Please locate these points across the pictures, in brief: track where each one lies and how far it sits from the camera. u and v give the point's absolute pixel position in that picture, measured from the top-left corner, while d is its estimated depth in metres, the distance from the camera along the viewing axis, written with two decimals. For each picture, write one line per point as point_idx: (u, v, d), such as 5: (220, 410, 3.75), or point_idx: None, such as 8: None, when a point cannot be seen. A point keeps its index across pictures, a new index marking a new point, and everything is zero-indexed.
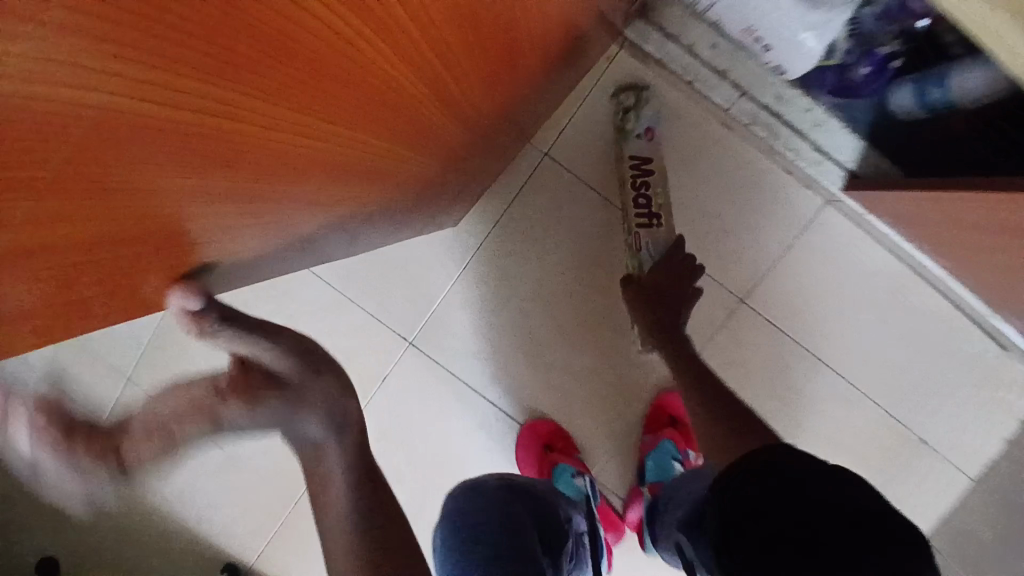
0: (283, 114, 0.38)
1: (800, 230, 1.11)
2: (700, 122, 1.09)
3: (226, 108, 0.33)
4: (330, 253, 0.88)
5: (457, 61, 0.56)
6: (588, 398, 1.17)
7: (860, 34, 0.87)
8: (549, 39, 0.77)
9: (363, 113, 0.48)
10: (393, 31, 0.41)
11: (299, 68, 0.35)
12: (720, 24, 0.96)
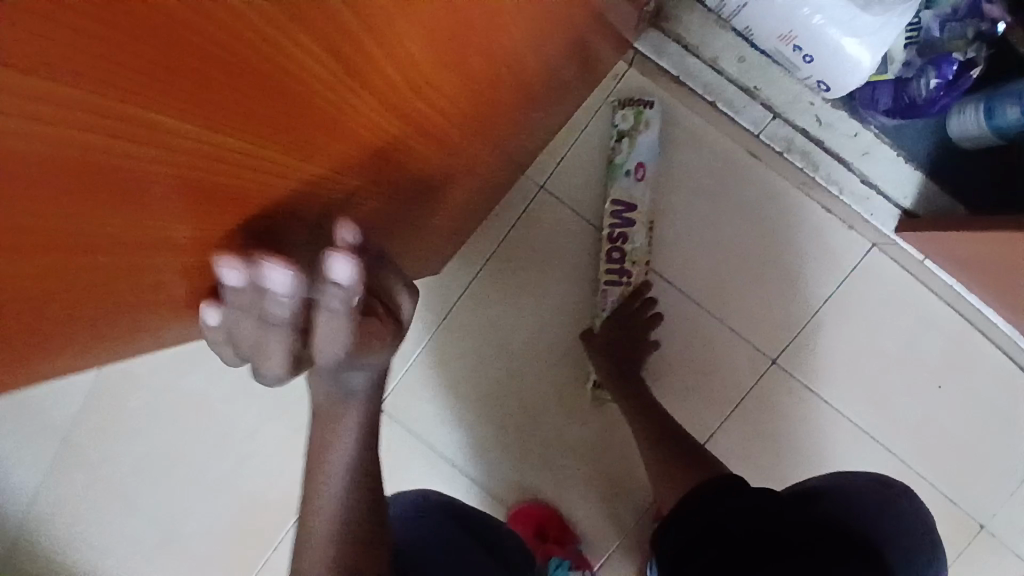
0: (274, 154, 0.34)
1: (841, 278, 0.92)
2: (723, 150, 0.91)
3: (216, 143, 0.29)
4: None
5: (427, 74, 0.42)
6: (588, 475, 0.97)
7: (923, 39, 0.76)
8: (557, 49, 0.62)
9: (321, 139, 0.36)
10: (386, 57, 0.36)
11: (289, 95, 0.31)
12: (750, 33, 0.81)
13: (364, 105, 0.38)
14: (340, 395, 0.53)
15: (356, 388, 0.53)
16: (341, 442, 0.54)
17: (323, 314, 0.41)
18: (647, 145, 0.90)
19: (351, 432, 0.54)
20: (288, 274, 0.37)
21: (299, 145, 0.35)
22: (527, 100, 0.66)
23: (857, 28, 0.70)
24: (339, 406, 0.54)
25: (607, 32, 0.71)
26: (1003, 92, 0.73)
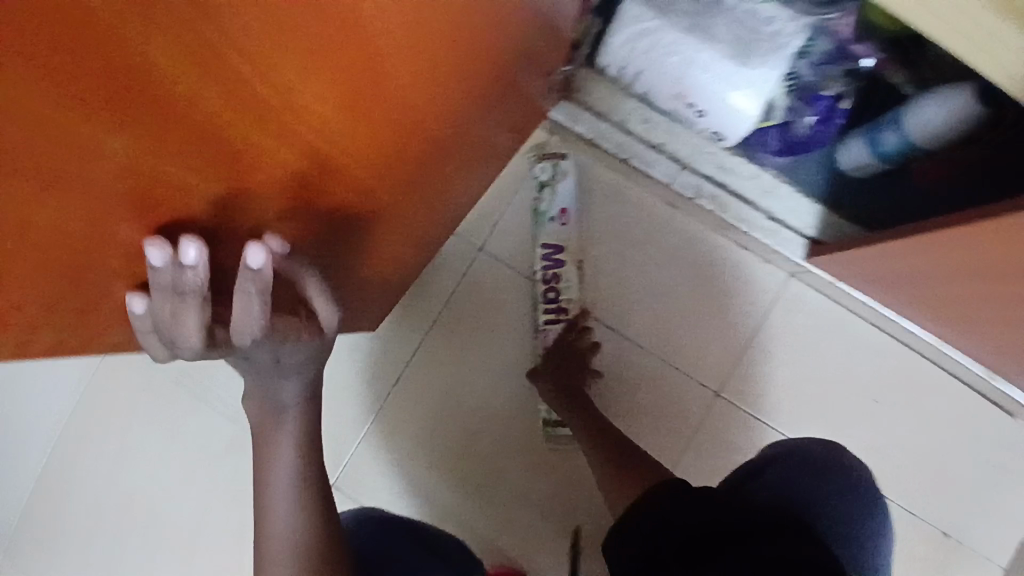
0: (164, 147, 0.38)
1: (768, 309, 0.98)
2: (643, 203, 0.97)
3: (97, 120, 0.34)
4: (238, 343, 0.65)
5: (330, 126, 0.47)
6: (553, 528, 0.97)
7: (800, 84, 0.81)
8: (473, 109, 0.67)
9: (214, 148, 0.41)
10: (286, 91, 0.41)
11: (173, 97, 0.36)
12: (649, 95, 0.87)
13: (268, 144, 0.44)
14: (274, 410, 0.59)
15: (287, 403, 0.59)
16: (279, 462, 0.58)
17: (238, 296, 0.49)
18: (566, 192, 0.95)
19: (288, 452, 0.58)
20: (195, 250, 0.44)
21: (207, 167, 0.42)
22: (446, 161, 0.71)
23: (736, 83, 0.78)
24: (273, 422, 0.59)
25: (515, 105, 0.79)
26: (880, 123, 0.80)
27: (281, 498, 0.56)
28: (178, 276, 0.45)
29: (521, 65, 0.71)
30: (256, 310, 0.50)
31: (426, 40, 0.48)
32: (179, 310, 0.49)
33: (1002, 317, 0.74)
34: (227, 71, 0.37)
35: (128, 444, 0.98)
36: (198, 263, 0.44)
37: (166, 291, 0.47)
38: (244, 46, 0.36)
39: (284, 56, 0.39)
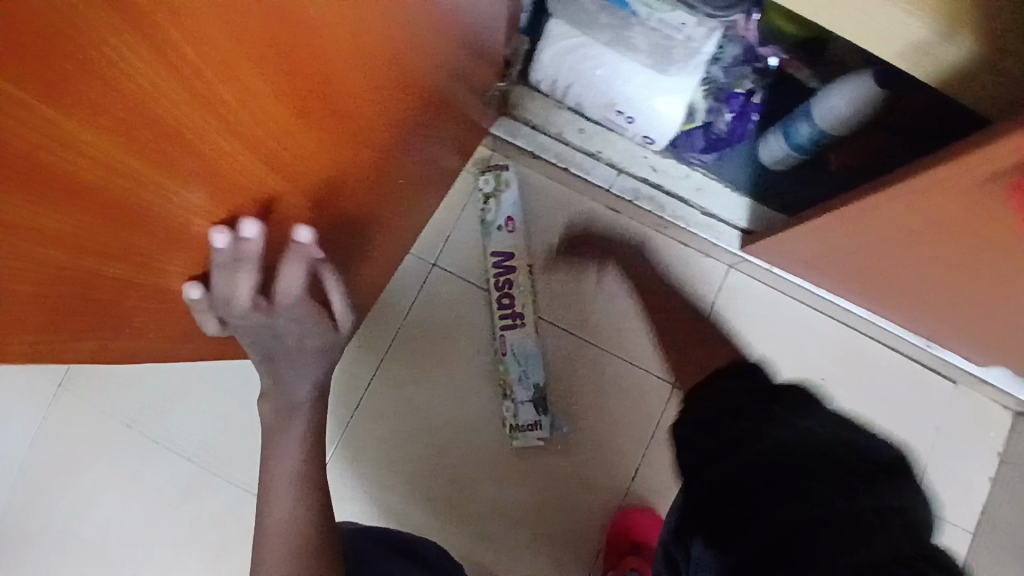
0: (138, 172, 0.35)
1: (714, 299, 1.04)
2: (587, 210, 1.03)
3: (67, 147, 0.30)
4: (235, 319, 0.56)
5: (290, 134, 0.46)
6: (531, 536, 0.98)
7: (715, 86, 0.88)
8: (419, 120, 0.69)
9: (185, 166, 0.38)
10: (249, 93, 0.39)
11: (146, 113, 0.33)
12: (581, 107, 0.93)
13: (253, 161, 0.44)
14: (287, 408, 0.65)
15: (302, 397, 0.65)
16: (287, 455, 0.63)
17: (283, 267, 0.55)
18: (511, 202, 1.00)
19: (297, 445, 0.64)
20: (251, 225, 0.46)
21: (210, 188, 0.42)
22: (395, 174, 0.73)
23: (658, 89, 0.84)
24: (284, 421, 0.65)
25: (457, 124, 0.83)
26: (794, 117, 0.85)
27: (285, 492, 0.61)
28: (237, 255, 0.48)
29: (460, 83, 0.74)
30: (296, 280, 0.56)
31: (371, 53, 0.49)
32: (233, 290, 0.51)
33: (925, 281, 0.80)
34: (221, 92, 0.37)
35: (88, 492, 0.97)
36: (255, 238, 0.47)
37: (223, 271, 0.49)
38: (229, 67, 0.36)
39: (261, 72, 0.39)
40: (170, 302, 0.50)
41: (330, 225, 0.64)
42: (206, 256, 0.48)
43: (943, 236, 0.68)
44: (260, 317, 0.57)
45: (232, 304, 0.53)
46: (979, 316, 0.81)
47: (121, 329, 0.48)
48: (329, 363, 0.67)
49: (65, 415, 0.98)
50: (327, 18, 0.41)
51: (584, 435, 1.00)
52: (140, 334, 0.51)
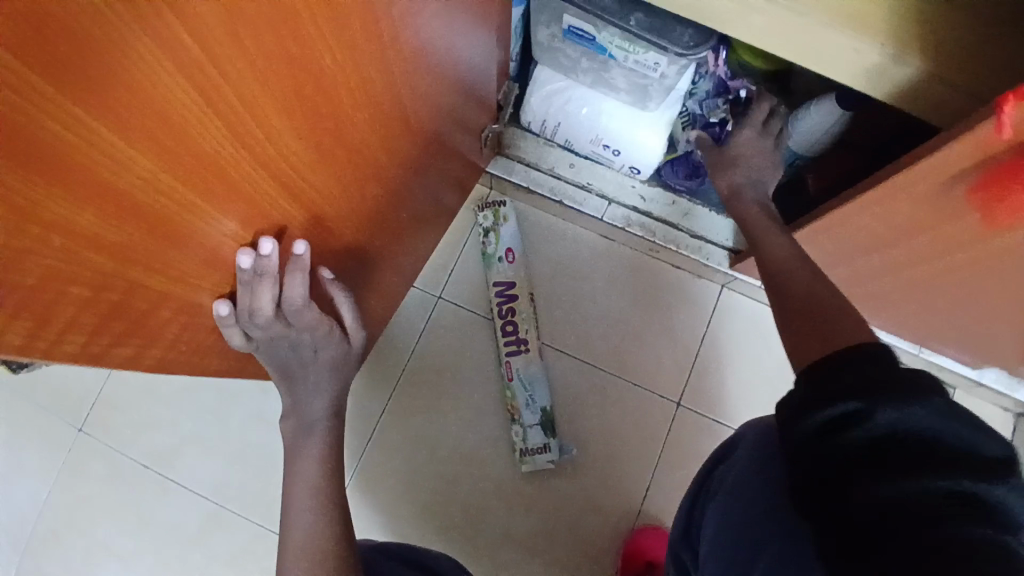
0: (174, 189, 0.40)
1: (708, 319, 1.07)
2: (582, 240, 1.09)
3: (121, 164, 0.35)
4: (248, 321, 0.58)
5: (305, 165, 0.52)
6: (545, 561, 0.98)
7: (693, 116, 0.96)
8: (422, 158, 0.76)
9: (215, 186, 0.43)
10: (273, 126, 0.45)
11: (187, 137, 0.38)
12: (570, 144, 1.00)
13: (272, 192, 0.50)
14: (306, 426, 0.69)
15: (316, 416, 0.69)
16: (304, 474, 0.66)
17: (287, 279, 0.58)
18: (510, 234, 1.06)
19: (312, 463, 0.67)
20: (270, 244, 0.51)
21: (233, 213, 0.47)
22: (400, 210, 0.79)
23: (641, 121, 0.93)
24: (303, 439, 0.69)
25: (456, 162, 0.89)
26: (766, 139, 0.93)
27: (305, 507, 0.64)
28: (258, 272, 0.53)
29: (458, 124, 0.81)
30: (302, 292, 0.60)
31: (377, 97, 0.56)
32: (254, 303, 0.56)
33: (906, 285, 0.84)
34: (248, 127, 0.43)
35: (105, 534, 0.99)
36: (273, 253, 0.52)
37: (245, 286, 0.55)
38: (256, 106, 0.42)
39: (282, 111, 0.45)
40: (195, 319, 0.55)
41: (332, 255, 0.67)
42: (231, 276, 0.53)
43: (908, 236, 0.73)
44: (279, 330, 0.62)
45: (256, 318, 0.58)
46: (963, 315, 0.85)
47: (153, 345, 0.53)
48: (342, 379, 0.72)
49: (84, 457, 1.01)
50: (339, 63, 0.47)
51: (591, 457, 1.02)
52: (168, 351, 0.55)
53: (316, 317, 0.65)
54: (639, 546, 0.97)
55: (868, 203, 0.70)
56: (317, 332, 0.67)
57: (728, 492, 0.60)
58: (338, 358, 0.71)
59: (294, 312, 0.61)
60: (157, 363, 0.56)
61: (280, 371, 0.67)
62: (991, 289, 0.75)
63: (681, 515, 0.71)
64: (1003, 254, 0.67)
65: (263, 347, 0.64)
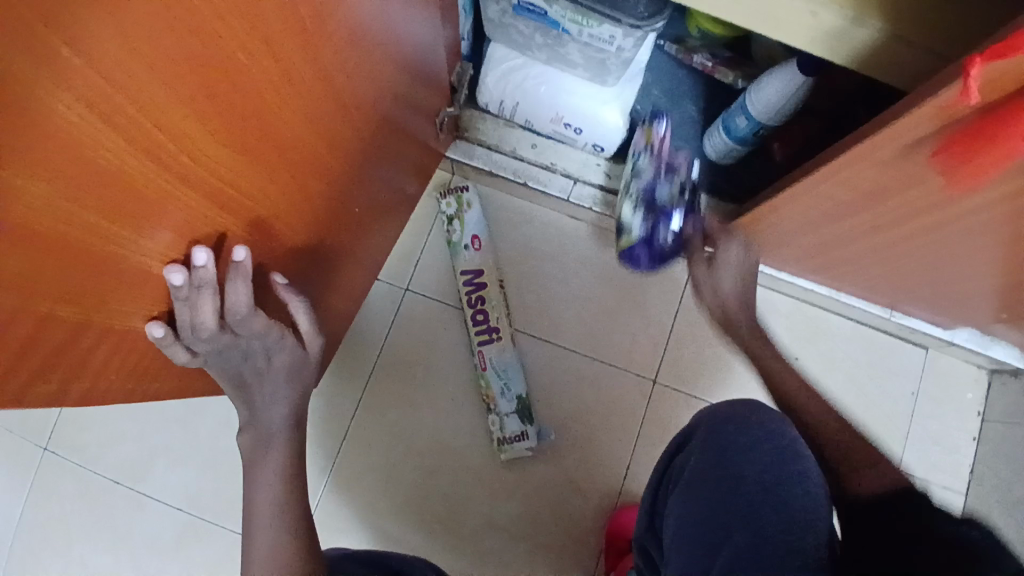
0: (84, 213, 0.38)
1: (682, 293, 1.06)
2: (549, 221, 1.07)
3: (13, 192, 0.32)
4: (192, 337, 0.56)
5: (236, 173, 0.49)
6: (529, 546, 0.98)
7: (642, 199, 0.93)
8: (371, 150, 0.72)
9: (134, 205, 0.41)
10: (191, 137, 0.42)
11: (88, 158, 0.35)
12: (530, 124, 0.97)
13: (199, 205, 0.47)
14: (264, 436, 0.68)
15: (274, 426, 0.68)
16: (266, 480, 0.67)
17: (229, 289, 0.55)
18: (475, 221, 1.04)
19: (275, 475, 0.67)
20: (202, 254, 0.49)
21: (153, 231, 0.44)
22: (354, 204, 0.76)
23: (604, 99, 0.91)
24: (263, 450, 0.68)
25: (412, 151, 0.86)
26: (731, 111, 0.89)
27: (265, 521, 0.64)
28: (195, 285, 0.50)
29: (409, 111, 0.78)
30: (246, 299, 0.56)
31: (309, 92, 0.53)
32: (195, 317, 0.53)
33: (875, 251, 0.83)
34: (157, 139, 0.39)
35: (79, 550, 0.97)
36: (209, 264, 0.50)
37: (183, 302, 0.52)
38: (164, 115, 0.39)
39: (197, 118, 0.42)
40: (127, 342, 0.52)
41: (282, 260, 0.65)
42: (165, 292, 0.50)
43: (873, 203, 0.72)
44: (227, 340, 0.59)
45: (200, 332, 0.55)
46: (933, 276, 0.84)
47: (79, 374, 0.50)
48: (301, 384, 0.70)
49: (51, 476, 0.99)
50: (258, 59, 0.44)
51: (570, 440, 1.02)
52: (99, 376, 0.52)
53: (265, 322, 0.62)
54: (621, 524, 0.96)
55: (833, 172, 0.68)
56: (268, 336, 0.63)
57: (688, 484, 0.64)
58: (294, 363, 0.69)
59: (241, 321, 0.58)
60: (90, 389, 0.53)
61: (235, 382, 0.65)
62: (959, 251, 0.74)
63: (645, 507, 0.74)
64: (969, 217, 0.66)
65: (212, 360, 0.61)
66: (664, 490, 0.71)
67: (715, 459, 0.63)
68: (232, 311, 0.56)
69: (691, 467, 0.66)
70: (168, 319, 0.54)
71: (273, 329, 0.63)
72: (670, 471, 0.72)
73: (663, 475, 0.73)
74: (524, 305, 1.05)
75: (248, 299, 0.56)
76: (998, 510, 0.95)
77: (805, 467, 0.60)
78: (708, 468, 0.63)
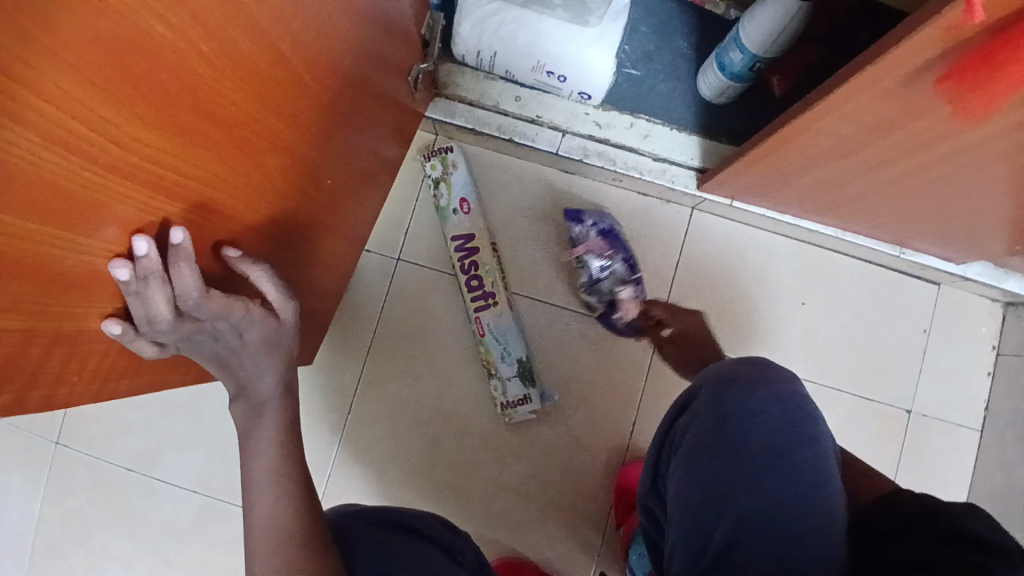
0: (7, 221, 0.36)
1: (681, 244, 1.03)
2: (539, 176, 1.03)
3: None
4: (153, 333, 0.54)
5: (177, 161, 0.47)
6: (540, 507, 0.99)
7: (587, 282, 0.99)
8: (336, 116, 0.68)
9: (60, 205, 0.39)
10: (117, 129, 0.40)
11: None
12: (511, 75, 0.91)
13: (141, 196, 0.45)
14: (256, 406, 0.68)
15: (266, 395, 0.68)
16: (258, 464, 0.66)
17: (178, 279, 0.52)
18: (462, 183, 0.99)
19: (268, 462, 0.66)
20: (142, 244, 0.47)
21: (87, 229, 0.42)
22: (325, 174, 0.73)
23: (587, 41, 0.84)
24: (256, 419, 0.68)
25: (385, 114, 0.82)
26: (725, 47, 0.83)
27: (264, 499, 0.65)
28: (142, 278, 0.49)
29: (376, 71, 0.73)
30: (197, 283, 0.53)
31: (246, 62, 0.49)
32: (151, 312, 0.52)
33: (881, 188, 0.78)
34: (78, 131, 0.37)
35: (98, 537, 0.99)
36: (152, 253, 0.48)
37: (135, 296, 0.50)
38: (81, 106, 0.36)
39: (120, 106, 0.39)
40: (83, 341, 0.51)
41: (244, 235, 0.62)
42: (115, 288, 0.49)
43: (880, 136, 0.67)
44: (189, 328, 0.57)
45: (159, 327, 0.54)
46: (944, 211, 0.80)
47: (38, 380, 0.49)
48: (283, 352, 0.69)
49: (64, 469, 1.00)
50: (181, 33, 0.41)
51: (574, 400, 1.00)
52: (59, 379, 0.51)
53: (227, 304, 0.59)
54: (632, 479, 0.96)
55: (834, 106, 0.64)
56: (232, 315, 0.61)
57: (694, 445, 0.63)
58: (268, 334, 0.67)
59: (201, 306, 0.56)
60: (53, 392, 0.52)
61: (214, 360, 0.65)
62: (972, 182, 0.70)
63: (648, 466, 0.73)
64: (982, 146, 0.62)
65: (183, 346, 0.61)
66: (665, 455, 0.70)
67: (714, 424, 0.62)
68: (188, 299, 0.54)
69: (696, 426, 0.64)
70: (125, 314, 0.53)
71: (238, 308, 0.61)
72: (673, 435, 0.70)
73: (665, 433, 0.71)
74: (520, 266, 1.02)
75: (200, 284, 0.53)
76: (1015, 444, 0.93)
77: (815, 430, 0.61)
78: (712, 430, 0.62)
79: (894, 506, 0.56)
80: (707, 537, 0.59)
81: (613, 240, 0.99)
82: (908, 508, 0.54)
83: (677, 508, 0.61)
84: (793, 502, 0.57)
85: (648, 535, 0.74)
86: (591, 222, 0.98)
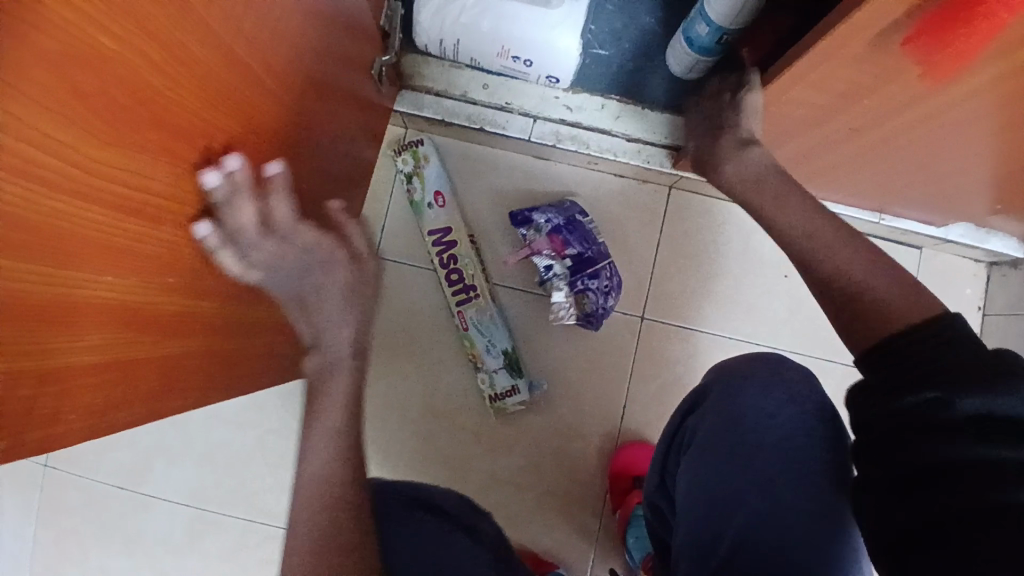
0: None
1: (661, 224, 1.02)
2: (515, 164, 1.01)
3: None
4: (237, 251, 0.58)
5: (145, 181, 0.45)
6: (535, 495, 0.99)
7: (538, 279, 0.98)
8: (302, 119, 0.67)
9: (30, 238, 0.37)
10: (80, 154, 0.38)
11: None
12: (477, 63, 0.89)
13: (110, 219, 0.43)
14: (330, 362, 0.67)
15: (341, 353, 0.67)
16: (315, 458, 0.63)
17: (269, 198, 0.60)
18: (435, 176, 0.98)
19: (323, 455, 0.63)
20: (236, 159, 0.54)
21: (59, 261, 0.40)
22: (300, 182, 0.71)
23: (552, 23, 0.82)
24: (327, 378, 0.67)
25: (352, 112, 0.80)
26: (692, 21, 0.81)
27: (311, 513, 0.61)
28: (233, 189, 0.55)
29: (337, 69, 0.72)
30: (285, 205, 0.62)
31: (205, 71, 0.48)
32: (239, 223, 0.56)
33: (857, 153, 0.77)
34: (37, 160, 0.35)
35: (94, 558, 0.98)
36: (241, 169, 0.55)
37: (226, 208, 0.55)
38: (38, 131, 0.34)
39: (80, 130, 0.38)
40: (72, 376, 0.46)
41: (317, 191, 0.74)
42: (106, 313, 0.46)
43: (854, 103, 0.65)
44: (275, 251, 0.61)
45: (248, 241, 0.58)
46: (926, 173, 0.78)
47: (32, 423, 0.44)
48: (363, 306, 0.70)
49: (56, 493, 0.99)
50: (135, 47, 0.40)
51: (562, 388, 1.00)
52: (54, 418, 0.46)
53: (310, 232, 0.65)
54: (625, 461, 0.96)
55: (803, 74, 0.62)
56: (315, 248, 0.65)
57: (704, 446, 0.63)
58: (353, 280, 0.68)
59: (286, 227, 0.62)
60: (49, 435, 0.46)
61: (296, 303, 0.67)
62: (949, 143, 0.69)
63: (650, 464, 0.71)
64: (957, 106, 0.60)
65: (269, 279, 0.64)
66: (670, 457, 0.70)
67: (726, 418, 0.63)
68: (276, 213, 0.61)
69: (706, 428, 0.64)
70: (114, 344, 0.49)
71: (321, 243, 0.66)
72: (682, 433, 0.69)
73: (672, 433, 0.71)
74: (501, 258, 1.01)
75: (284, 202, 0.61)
76: None
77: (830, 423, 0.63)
78: (722, 432, 0.63)
79: (941, 356, 0.50)
80: (711, 535, 0.61)
81: (572, 233, 0.96)
82: (948, 373, 0.48)
83: (694, 506, 0.63)
84: (792, 488, 0.60)
85: (651, 527, 0.74)
86: (543, 219, 0.96)
